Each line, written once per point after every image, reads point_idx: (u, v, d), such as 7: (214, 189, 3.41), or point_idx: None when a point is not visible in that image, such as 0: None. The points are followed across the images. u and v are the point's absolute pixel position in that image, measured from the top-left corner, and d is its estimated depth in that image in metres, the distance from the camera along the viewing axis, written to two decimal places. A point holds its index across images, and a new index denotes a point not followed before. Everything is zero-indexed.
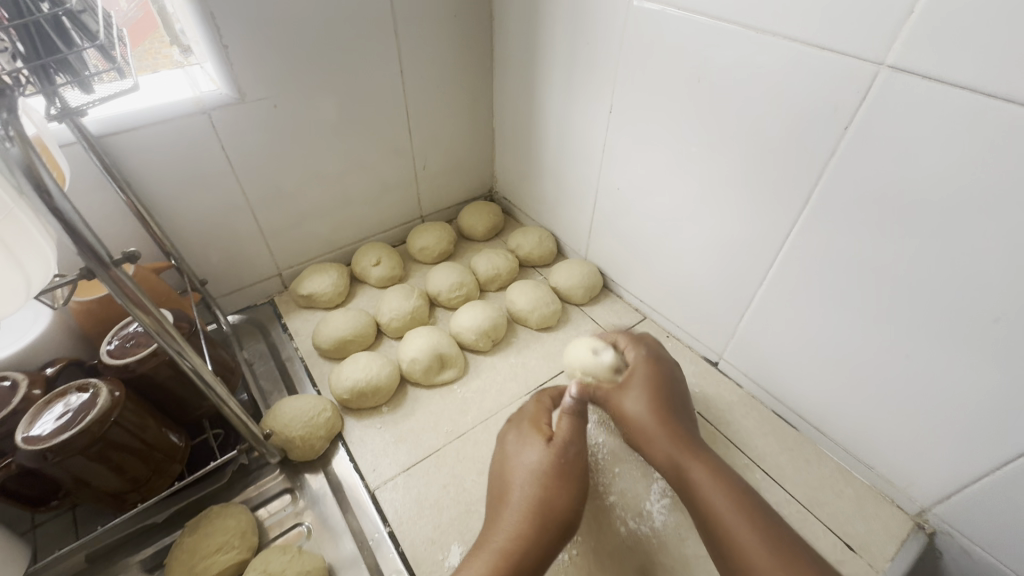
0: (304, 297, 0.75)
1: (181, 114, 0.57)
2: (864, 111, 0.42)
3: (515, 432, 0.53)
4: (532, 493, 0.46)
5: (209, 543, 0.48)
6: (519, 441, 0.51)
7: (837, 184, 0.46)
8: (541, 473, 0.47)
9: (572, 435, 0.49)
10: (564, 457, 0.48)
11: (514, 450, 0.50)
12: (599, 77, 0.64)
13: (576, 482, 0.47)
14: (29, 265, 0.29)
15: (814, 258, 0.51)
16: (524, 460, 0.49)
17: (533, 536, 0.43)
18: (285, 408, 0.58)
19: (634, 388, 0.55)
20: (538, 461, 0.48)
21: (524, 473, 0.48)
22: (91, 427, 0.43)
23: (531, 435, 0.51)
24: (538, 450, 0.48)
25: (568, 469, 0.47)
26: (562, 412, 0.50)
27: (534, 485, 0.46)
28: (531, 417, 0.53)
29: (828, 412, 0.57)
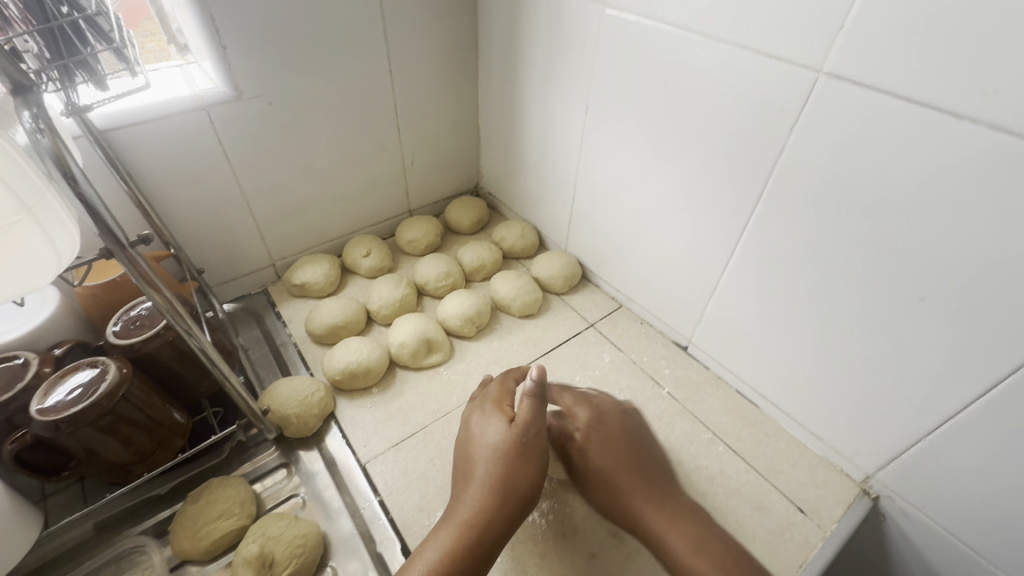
0: (297, 286, 0.78)
1: (181, 110, 0.60)
2: (807, 111, 0.47)
3: (479, 412, 0.53)
4: (494, 471, 0.46)
5: (211, 510, 0.52)
6: (483, 419, 0.51)
7: (786, 178, 0.51)
8: (503, 450, 0.47)
9: (531, 417, 0.48)
10: (524, 437, 0.48)
11: (477, 428, 0.51)
12: (577, 80, 0.68)
13: (536, 459, 0.48)
14: (59, 242, 0.33)
15: (769, 246, 0.56)
16: (488, 439, 0.49)
17: (497, 510, 0.45)
18: (281, 388, 0.61)
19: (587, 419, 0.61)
20: (500, 440, 0.48)
21: (486, 451, 0.48)
22: (102, 401, 0.46)
23: (495, 414, 0.51)
24: (500, 430, 0.49)
25: (528, 448, 0.48)
26: (522, 394, 0.49)
27: (496, 462, 0.47)
28: (496, 399, 0.54)
29: (785, 389, 0.62)
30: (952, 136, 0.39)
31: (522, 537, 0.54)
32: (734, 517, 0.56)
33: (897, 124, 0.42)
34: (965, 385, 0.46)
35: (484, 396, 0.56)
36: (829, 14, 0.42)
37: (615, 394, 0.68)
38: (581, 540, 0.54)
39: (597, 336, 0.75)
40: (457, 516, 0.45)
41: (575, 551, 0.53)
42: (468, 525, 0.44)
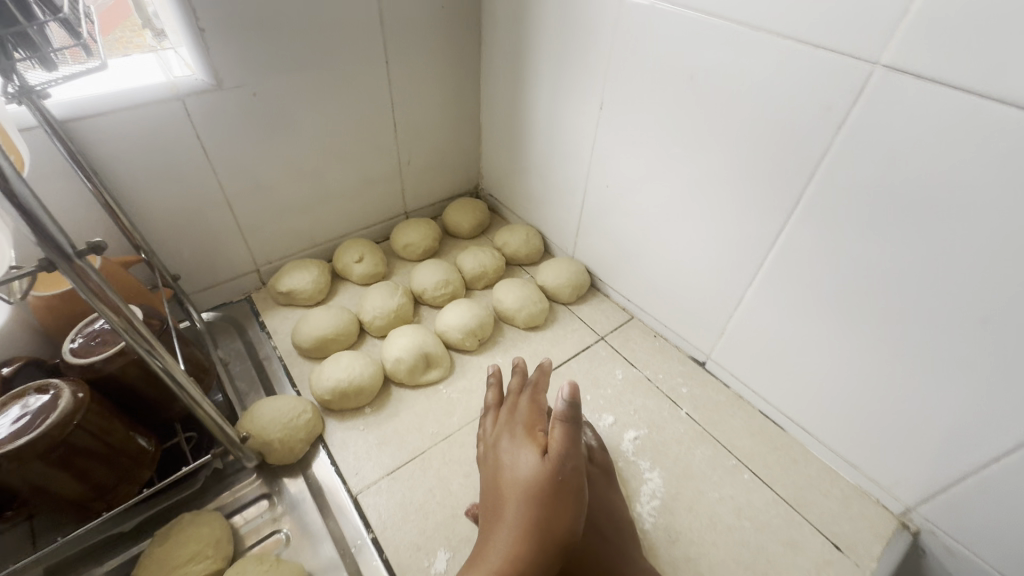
0: (283, 294, 0.72)
1: (154, 100, 0.54)
2: (858, 107, 0.42)
3: (508, 436, 0.46)
4: (525, 515, 0.39)
5: (180, 553, 0.46)
6: (513, 446, 0.44)
7: (829, 183, 0.46)
8: (534, 489, 0.40)
9: (567, 447, 0.40)
10: (560, 472, 0.40)
11: (506, 457, 0.44)
12: (591, 74, 0.63)
13: (573, 498, 0.40)
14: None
15: (805, 258, 0.51)
16: (518, 473, 0.42)
17: (531, 560, 0.38)
18: (263, 410, 0.55)
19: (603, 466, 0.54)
20: (531, 475, 0.41)
21: (516, 488, 0.41)
22: (51, 432, 0.40)
23: (526, 440, 0.44)
24: (531, 462, 0.41)
25: (564, 485, 0.40)
26: (553, 418, 0.42)
27: (527, 505, 0.40)
28: (526, 421, 0.47)
29: (816, 412, 0.57)
30: None
31: None
32: (764, 555, 0.51)
33: (964, 125, 0.37)
34: None
35: (512, 416, 0.49)
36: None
37: (629, 414, 0.63)
38: None
39: (608, 351, 0.70)
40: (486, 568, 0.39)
41: None
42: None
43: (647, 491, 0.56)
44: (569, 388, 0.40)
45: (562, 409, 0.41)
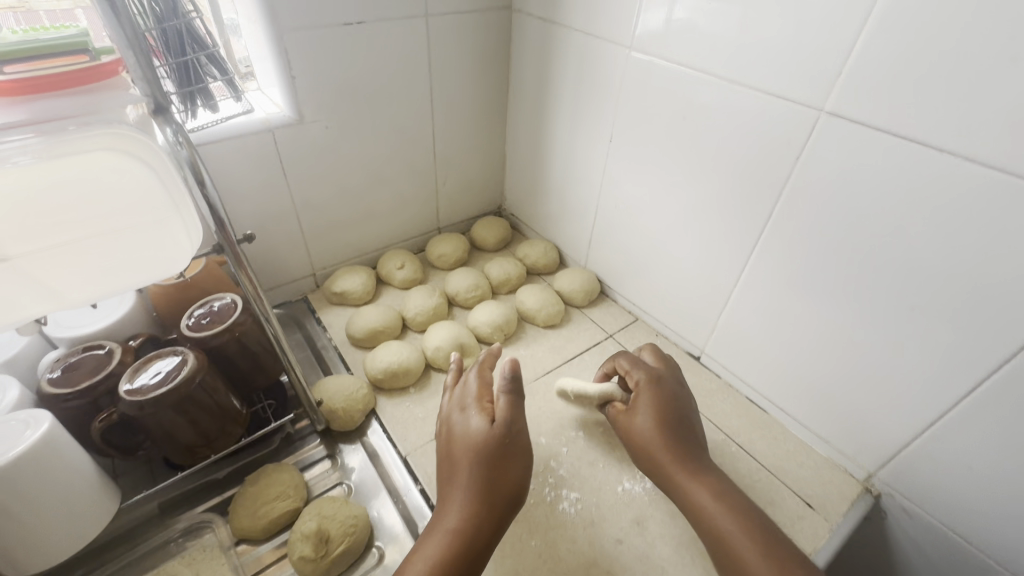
0: (337, 294, 0.84)
1: (252, 132, 0.67)
2: (812, 142, 0.54)
3: (458, 409, 0.53)
4: (477, 475, 0.48)
5: (269, 491, 0.56)
6: (464, 415, 0.52)
7: (794, 202, 0.58)
8: (484, 451, 0.49)
9: (511, 413, 0.51)
10: (505, 437, 0.50)
11: (458, 425, 0.51)
12: (602, 113, 0.76)
13: (517, 458, 0.50)
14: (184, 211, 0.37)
15: (778, 262, 0.62)
16: (469, 436, 0.50)
17: (484, 512, 0.47)
18: (329, 384, 0.67)
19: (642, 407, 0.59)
20: (481, 439, 0.49)
21: (469, 451, 0.49)
22: (181, 386, 0.52)
23: (475, 410, 0.52)
24: (483, 428, 0.50)
25: (507, 447, 0.50)
26: (499, 391, 0.52)
27: (479, 466, 0.48)
28: (476, 395, 0.54)
29: (793, 395, 0.68)
30: (937, 166, 0.46)
31: (554, 525, 0.58)
32: None
33: (888, 156, 0.49)
34: (954, 385, 0.51)
35: (461, 392, 0.55)
36: (829, 63, 0.50)
37: None
38: (608, 528, 0.59)
39: (615, 346, 0.81)
40: (445, 521, 0.46)
41: (602, 538, 0.58)
42: (457, 530, 0.46)
43: None
44: (511, 364, 0.52)
45: (506, 382, 0.52)
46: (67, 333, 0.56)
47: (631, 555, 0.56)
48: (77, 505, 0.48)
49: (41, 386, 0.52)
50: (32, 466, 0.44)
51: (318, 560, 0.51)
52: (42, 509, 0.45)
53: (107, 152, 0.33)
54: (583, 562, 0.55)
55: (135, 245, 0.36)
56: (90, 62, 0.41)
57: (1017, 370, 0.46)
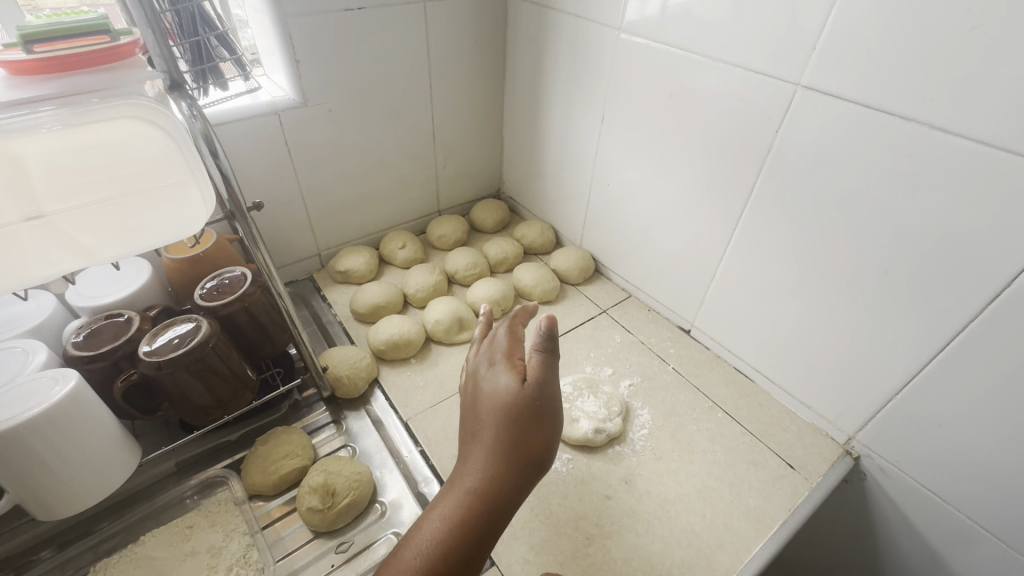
0: (341, 273, 0.87)
1: (260, 115, 0.71)
2: (790, 115, 0.56)
3: (484, 365, 0.49)
4: (502, 435, 0.44)
5: (278, 451, 0.60)
6: (492, 372, 0.48)
7: (775, 173, 0.60)
8: (511, 412, 0.45)
9: (543, 373, 0.46)
10: (535, 396, 0.45)
11: (486, 382, 0.47)
12: (595, 95, 0.79)
13: (550, 422, 0.46)
14: (197, 172, 0.41)
15: (760, 234, 0.65)
16: (495, 395, 0.46)
17: (508, 476, 0.43)
18: (334, 353, 0.70)
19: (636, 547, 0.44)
20: (510, 398, 0.45)
21: (494, 408, 0.45)
22: (196, 349, 0.55)
23: (504, 368, 0.48)
24: (511, 388, 0.46)
25: (537, 408, 0.45)
26: (532, 347, 0.47)
27: (504, 426, 0.44)
28: (505, 352, 0.50)
29: (777, 362, 0.71)
30: (905, 134, 0.49)
31: (547, 483, 0.62)
32: (733, 471, 0.64)
33: (860, 126, 0.52)
34: (925, 345, 0.54)
35: (488, 349, 0.51)
36: (804, 40, 0.52)
37: (625, 368, 0.76)
38: (597, 486, 0.62)
39: (608, 320, 0.84)
40: (463, 480, 0.43)
41: (592, 494, 0.61)
42: (476, 491, 0.42)
43: (639, 424, 0.69)
44: (547, 320, 0.45)
45: (540, 339, 0.47)
46: (89, 302, 0.60)
47: (619, 509, 0.60)
48: (102, 457, 0.52)
49: (66, 349, 0.56)
50: (63, 417, 0.47)
51: (324, 512, 0.55)
52: (71, 458, 0.49)
53: (130, 120, 0.36)
54: (573, 515, 0.59)
55: (155, 207, 0.40)
56: (110, 42, 0.44)
57: (981, 328, 0.49)
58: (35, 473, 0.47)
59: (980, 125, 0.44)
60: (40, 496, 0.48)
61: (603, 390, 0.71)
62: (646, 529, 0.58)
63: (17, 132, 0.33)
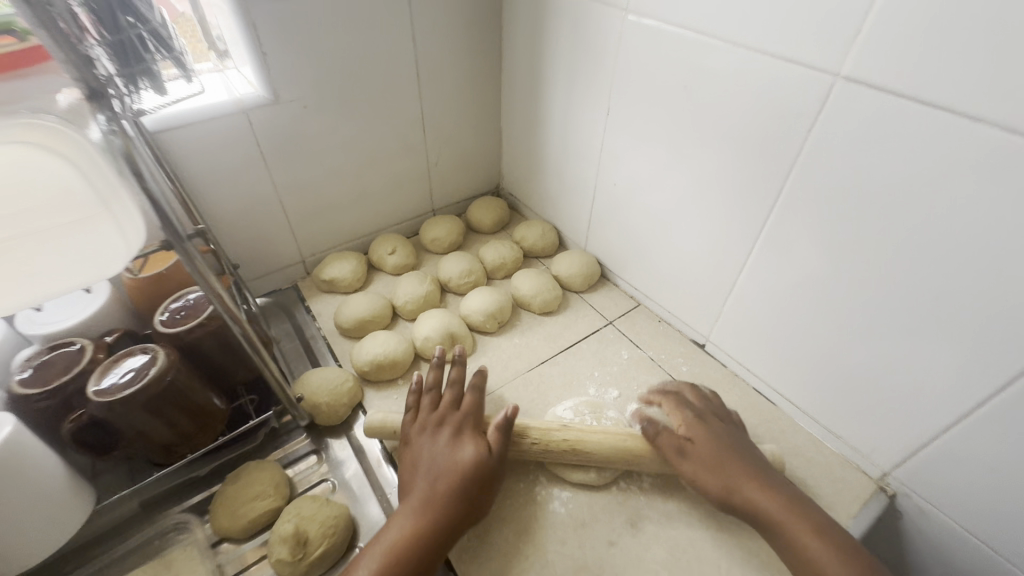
0: (326, 282, 0.81)
1: (226, 114, 0.64)
2: (826, 110, 0.48)
3: (449, 429, 0.56)
4: (442, 504, 0.50)
5: (248, 491, 0.55)
6: (455, 440, 0.55)
7: (806, 177, 0.52)
8: (460, 479, 0.52)
9: (500, 450, 0.55)
10: (487, 470, 0.53)
11: (447, 452, 0.54)
12: (598, 83, 0.71)
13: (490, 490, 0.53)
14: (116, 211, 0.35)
15: (786, 246, 0.57)
16: (452, 462, 0.53)
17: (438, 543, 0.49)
18: (313, 377, 0.64)
19: (700, 440, 0.56)
20: (464, 469, 0.52)
21: (446, 482, 0.52)
22: (151, 385, 0.50)
23: (466, 438, 0.55)
24: (468, 460, 0.53)
25: (485, 482, 0.53)
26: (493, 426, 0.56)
27: (447, 497, 0.50)
28: (470, 422, 0.57)
29: (802, 388, 0.64)
30: (968, 137, 0.40)
31: (544, 525, 0.56)
32: None
33: (912, 127, 0.43)
34: (981, 382, 0.46)
35: (450, 410, 0.58)
36: (846, 19, 0.44)
37: (633, 389, 0.70)
38: (599, 529, 0.56)
39: (615, 333, 0.77)
40: (384, 551, 0.47)
41: (594, 539, 0.55)
42: (391, 570, 0.46)
43: None
44: (513, 412, 0.56)
45: (502, 423, 0.56)
46: (41, 330, 0.55)
47: (623, 557, 0.54)
48: (46, 510, 0.47)
49: (12, 386, 0.50)
50: None
51: (295, 564, 0.50)
52: (9, 515, 0.44)
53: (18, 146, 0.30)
54: (571, 563, 0.53)
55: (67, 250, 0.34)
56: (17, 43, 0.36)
57: None
58: None
59: None
60: None
61: (608, 416, 0.65)
62: None
63: None
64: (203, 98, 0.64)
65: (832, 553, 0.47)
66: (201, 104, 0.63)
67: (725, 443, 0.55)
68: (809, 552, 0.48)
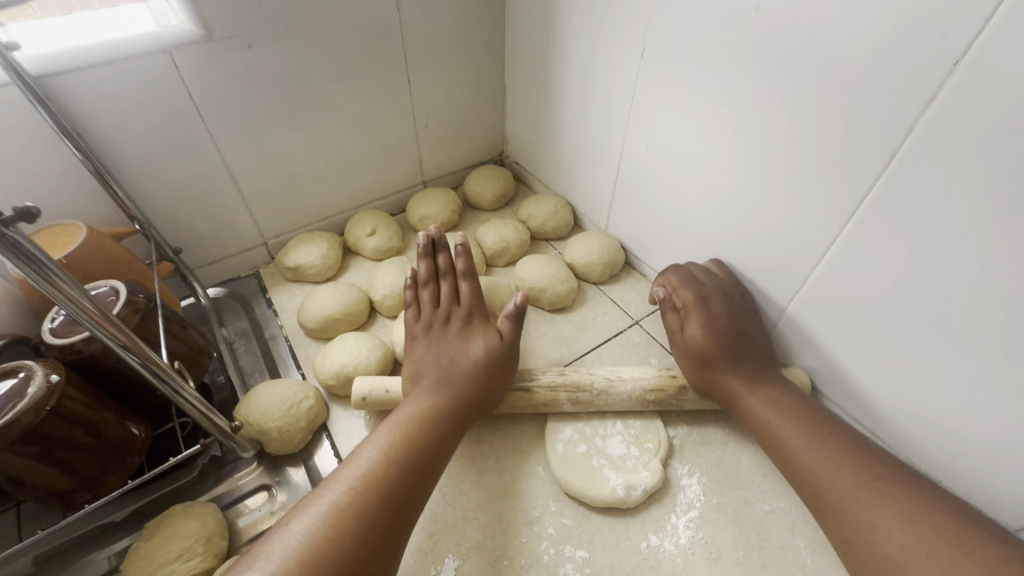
0: (291, 270, 0.67)
1: (140, 52, 0.49)
2: (984, 39, 0.31)
3: (454, 322, 0.50)
4: (455, 392, 0.46)
5: (169, 549, 0.42)
6: (461, 332, 0.49)
7: (933, 143, 0.36)
8: (473, 369, 0.47)
9: (511, 338, 0.49)
10: (501, 357, 0.48)
11: (455, 346, 0.48)
12: (631, 15, 0.54)
13: (504, 379, 0.49)
14: None
15: (887, 238, 0.41)
16: (460, 355, 0.48)
17: (451, 431, 0.44)
18: (262, 394, 0.51)
19: (696, 316, 0.52)
20: (476, 361, 0.47)
21: (458, 369, 0.47)
22: (22, 417, 0.37)
23: (475, 330, 0.49)
24: (479, 352, 0.47)
25: (499, 370, 0.48)
26: (503, 314, 0.50)
27: (460, 386, 0.46)
28: (476, 310, 0.51)
29: (889, 420, 0.49)
30: None
31: None
32: None
33: None
34: None
35: (453, 300, 0.52)
36: None
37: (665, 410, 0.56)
38: None
39: (642, 336, 0.63)
40: (396, 432, 0.42)
41: None
42: (406, 448, 0.41)
43: (685, 501, 0.49)
44: (524, 299, 0.49)
45: (513, 310, 0.49)
46: None
47: None
48: None
49: None
50: None
51: None
52: None
53: None
54: None
55: None
56: None
57: None
58: None
59: None
60: None
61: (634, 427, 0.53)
62: None
63: None
64: (112, 30, 0.49)
65: (782, 417, 0.46)
66: (107, 38, 0.48)
67: (722, 319, 0.51)
68: (785, 445, 0.45)
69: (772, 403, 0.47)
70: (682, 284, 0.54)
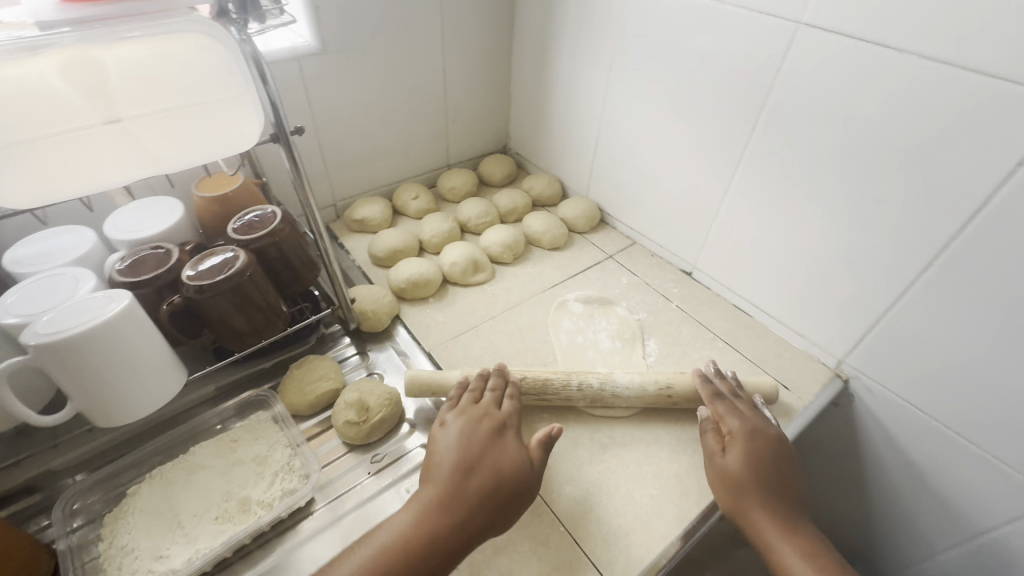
0: (357, 222, 0.91)
1: (283, 61, 0.73)
2: (790, 55, 0.60)
3: (491, 420, 0.55)
4: (458, 514, 0.47)
5: (315, 373, 0.65)
6: (493, 441, 0.52)
7: (775, 112, 0.64)
8: (484, 491, 0.48)
9: (537, 467, 0.53)
10: (527, 475, 0.51)
11: (478, 454, 0.51)
12: (604, 45, 0.82)
13: (517, 504, 0.50)
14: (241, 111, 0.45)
15: (760, 172, 0.69)
16: (477, 469, 0.50)
17: (444, 556, 0.45)
18: (359, 290, 0.74)
19: (733, 447, 0.57)
20: (491, 479, 0.49)
21: (478, 480, 0.49)
22: (235, 276, 0.58)
23: (507, 441, 0.53)
24: (500, 469, 0.50)
25: (528, 490, 0.51)
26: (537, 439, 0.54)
27: (465, 508, 0.47)
28: (512, 420, 0.56)
29: (773, 297, 0.76)
30: (893, 66, 0.53)
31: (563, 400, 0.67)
32: None
33: (856, 59, 0.55)
34: (910, 266, 0.58)
35: (495, 403, 0.57)
36: None
37: (631, 306, 0.81)
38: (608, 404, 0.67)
39: (616, 264, 0.89)
40: (384, 543, 0.45)
41: (604, 411, 0.66)
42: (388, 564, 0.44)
43: (648, 352, 0.74)
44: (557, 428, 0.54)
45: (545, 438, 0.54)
46: (128, 236, 0.63)
47: (629, 424, 0.65)
48: (149, 376, 0.55)
49: (112, 276, 0.59)
50: (116, 333, 0.51)
51: (359, 425, 0.60)
52: (124, 371, 0.53)
53: (198, 36, 0.40)
54: (588, 427, 0.64)
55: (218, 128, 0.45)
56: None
57: (963, 246, 0.53)
58: (84, 379, 0.51)
59: (962, 53, 0.48)
60: (92, 399, 0.52)
61: (615, 314, 0.79)
62: (654, 439, 0.63)
63: (94, 40, 0.37)
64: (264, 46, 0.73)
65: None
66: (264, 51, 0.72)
67: (762, 460, 0.55)
68: None
69: (811, 562, 0.50)
70: (728, 413, 0.59)
